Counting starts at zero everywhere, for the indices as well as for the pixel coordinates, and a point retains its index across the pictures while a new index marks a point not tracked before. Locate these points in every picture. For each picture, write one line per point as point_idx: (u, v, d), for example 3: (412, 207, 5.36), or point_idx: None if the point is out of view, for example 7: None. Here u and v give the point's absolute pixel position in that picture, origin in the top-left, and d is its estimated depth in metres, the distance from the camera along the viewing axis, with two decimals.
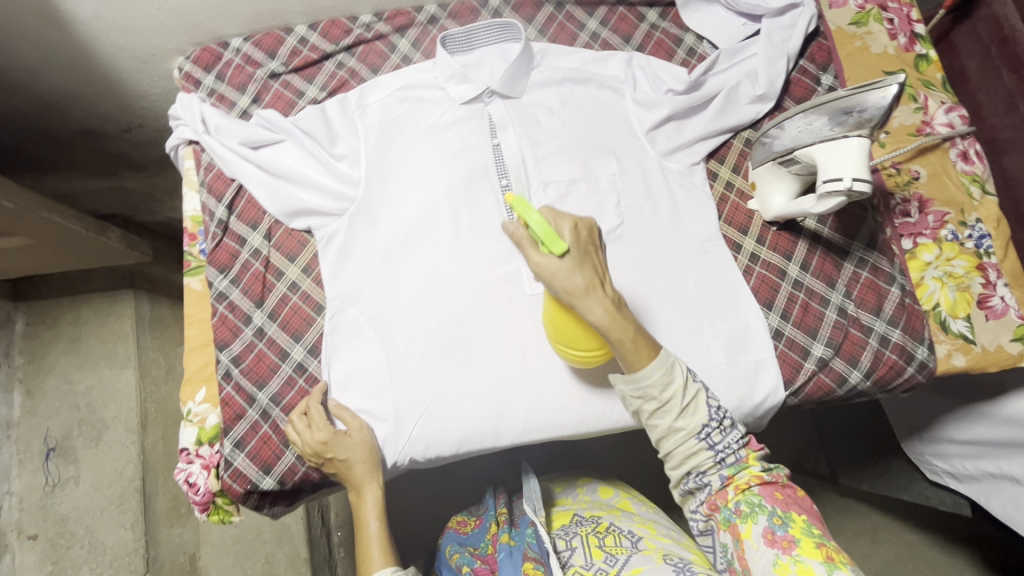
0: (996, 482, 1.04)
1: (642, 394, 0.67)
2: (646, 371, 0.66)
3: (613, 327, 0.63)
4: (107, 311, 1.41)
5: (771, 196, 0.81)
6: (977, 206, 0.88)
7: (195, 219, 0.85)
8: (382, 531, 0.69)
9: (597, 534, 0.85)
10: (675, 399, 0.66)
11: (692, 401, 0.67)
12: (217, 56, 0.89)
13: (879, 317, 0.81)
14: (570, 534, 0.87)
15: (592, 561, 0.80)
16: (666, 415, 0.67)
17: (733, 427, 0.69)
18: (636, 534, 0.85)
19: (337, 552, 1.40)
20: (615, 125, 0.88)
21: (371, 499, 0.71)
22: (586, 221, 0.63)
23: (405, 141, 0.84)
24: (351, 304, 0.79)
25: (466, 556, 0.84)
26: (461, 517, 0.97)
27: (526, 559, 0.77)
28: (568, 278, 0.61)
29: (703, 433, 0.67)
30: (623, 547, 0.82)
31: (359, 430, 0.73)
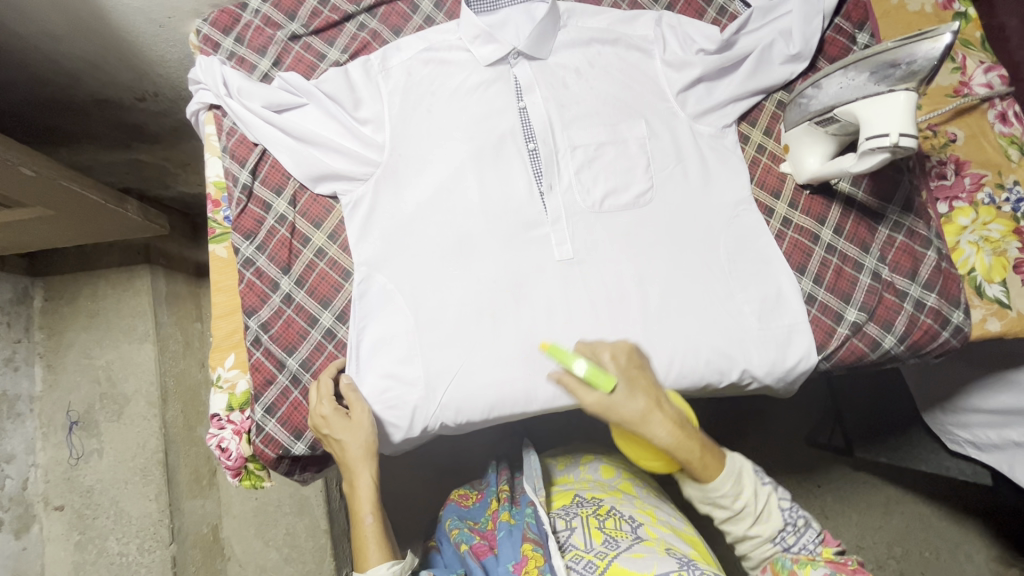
0: (1020, 450, 1.03)
1: (714, 502, 0.73)
2: (717, 483, 0.72)
3: (679, 446, 0.69)
4: (124, 286, 1.41)
5: (804, 158, 0.79)
6: (1015, 167, 0.86)
7: (218, 185, 0.84)
8: (376, 527, 0.70)
9: (597, 516, 0.85)
10: (747, 507, 0.73)
11: (765, 508, 0.74)
12: (235, 17, 0.86)
13: (915, 282, 0.80)
14: (571, 514, 0.88)
15: (592, 543, 0.82)
16: (740, 521, 0.74)
17: (808, 527, 0.76)
18: (636, 520, 0.85)
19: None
20: (644, 87, 0.86)
21: (365, 490, 0.70)
22: (623, 347, 0.73)
23: (429, 104, 0.83)
24: (378, 270, 0.78)
25: (466, 530, 0.87)
26: (463, 489, 1.00)
27: (526, 541, 0.80)
28: (626, 405, 0.68)
29: (777, 537, 0.75)
30: (624, 531, 0.83)
31: (358, 415, 0.71)
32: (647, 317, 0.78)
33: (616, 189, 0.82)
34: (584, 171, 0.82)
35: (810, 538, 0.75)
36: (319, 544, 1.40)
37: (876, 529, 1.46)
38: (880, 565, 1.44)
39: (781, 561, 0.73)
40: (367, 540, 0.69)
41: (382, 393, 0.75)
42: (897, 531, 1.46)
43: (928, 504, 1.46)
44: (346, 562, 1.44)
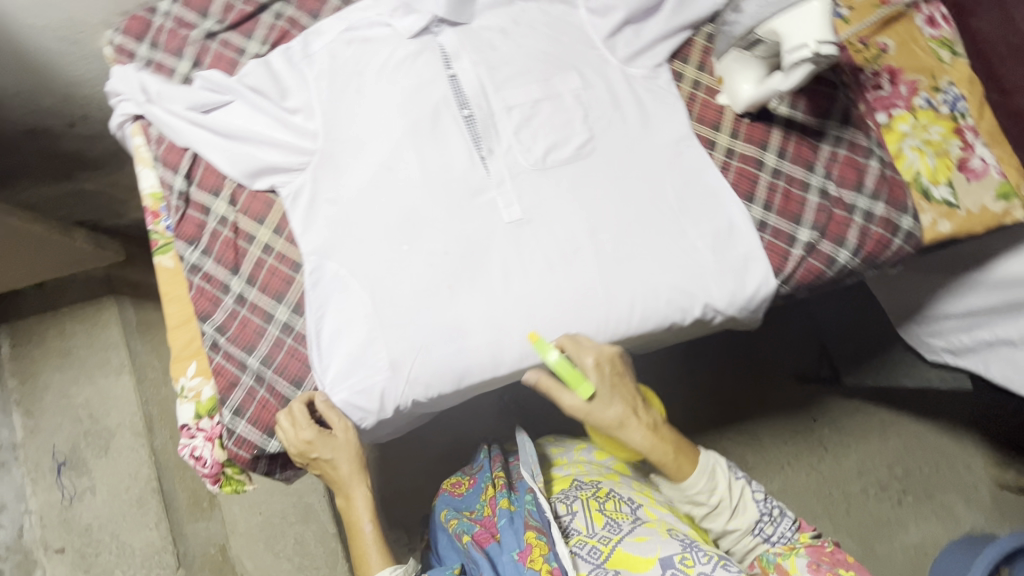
0: (994, 347, 1.05)
1: (692, 500, 0.81)
2: (692, 481, 0.80)
3: (653, 448, 0.79)
4: (92, 321, 1.39)
5: (739, 86, 0.79)
6: (949, 68, 0.87)
7: (155, 196, 0.82)
8: (374, 535, 0.77)
9: (596, 498, 0.88)
10: (725, 501, 0.80)
11: (740, 501, 0.81)
12: (147, 23, 0.84)
13: (861, 193, 0.80)
14: (571, 497, 0.90)
15: (594, 527, 0.85)
16: (720, 516, 0.81)
17: (784, 516, 0.82)
18: (636, 501, 0.88)
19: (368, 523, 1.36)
20: (573, 38, 0.85)
21: (361, 499, 0.77)
22: (608, 354, 0.75)
23: (358, 85, 0.81)
24: (328, 257, 0.77)
25: (465, 520, 0.89)
26: (455, 476, 1.01)
27: (528, 529, 0.83)
28: (606, 410, 0.77)
29: (756, 529, 0.81)
30: (624, 513, 0.86)
31: (344, 436, 0.74)
32: (602, 267, 0.78)
33: (557, 143, 0.81)
34: (522, 131, 0.82)
35: (787, 526, 0.82)
36: (330, 548, 1.36)
37: (876, 453, 1.49)
38: (884, 487, 1.47)
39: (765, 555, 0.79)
40: (369, 549, 0.76)
41: (348, 378, 0.74)
42: (896, 452, 1.49)
43: (920, 421, 1.50)
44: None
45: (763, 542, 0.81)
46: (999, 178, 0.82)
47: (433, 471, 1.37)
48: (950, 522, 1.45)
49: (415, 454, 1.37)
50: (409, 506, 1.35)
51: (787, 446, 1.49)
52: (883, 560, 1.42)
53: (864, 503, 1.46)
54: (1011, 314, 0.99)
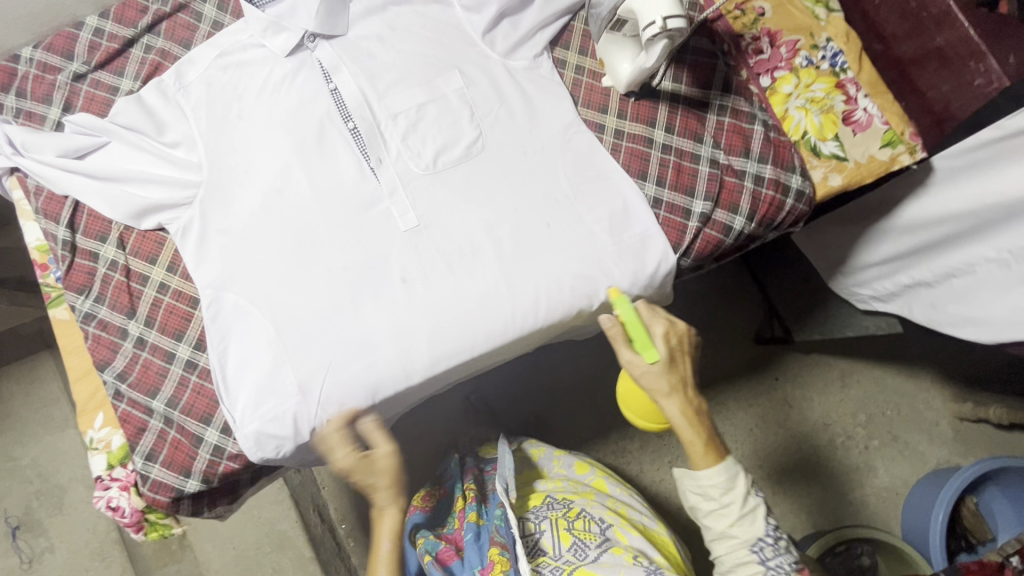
0: (913, 290, 1.06)
1: (703, 489, 0.72)
2: (708, 474, 0.71)
3: (685, 429, 0.72)
4: (30, 379, 1.36)
5: (617, 66, 0.80)
6: (826, 25, 0.88)
7: (41, 249, 0.80)
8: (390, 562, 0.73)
9: (566, 517, 0.89)
10: (734, 503, 0.72)
11: (750, 511, 0.72)
12: (10, 71, 0.81)
13: (749, 158, 0.82)
14: (540, 517, 0.91)
15: (561, 547, 0.86)
16: (723, 516, 0.72)
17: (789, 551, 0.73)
18: (606, 521, 0.89)
19: (344, 541, 1.29)
20: (452, 38, 0.84)
21: (390, 520, 0.71)
22: (680, 329, 0.74)
23: (238, 110, 0.80)
24: (225, 289, 0.76)
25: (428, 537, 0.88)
26: (427, 490, 1.01)
27: (493, 545, 0.84)
28: (653, 377, 0.72)
29: (756, 546, 0.72)
30: (593, 533, 0.87)
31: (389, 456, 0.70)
32: (504, 263, 0.78)
33: (446, 145, 0.81)
34: (410, 137, 0.81)
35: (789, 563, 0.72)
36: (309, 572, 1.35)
37: (838, 405, 1.52)
38: (850, 436, 1.50)
39: None
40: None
41: (258, 408, 0.73)
42: (856, 400, 1.52)
43: (875, 368, 1.53)
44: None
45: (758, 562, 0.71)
46: (884, 128, 0.83)
47: None
48: (916, 460, 1.49)
49: None
50: None
51: (751, 409, 1.50)
52: (853, 507, 1.46)
53: (833, 454, 1.49)
54: (926, 257, 1.00)
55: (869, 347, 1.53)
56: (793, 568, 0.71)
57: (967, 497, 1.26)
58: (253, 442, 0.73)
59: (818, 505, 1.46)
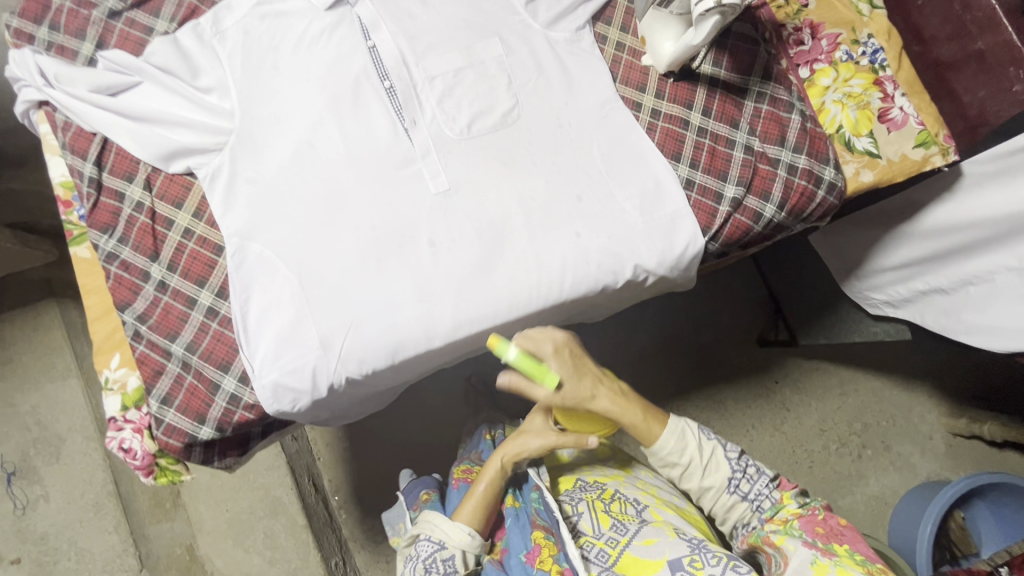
0: (928, 297, 1.06)
1: (666, 463, 0.83)
2: (662, 441, 0.81)
3: (623, 412, 0.81)
4: (33, 326, 1.34)
5: (660, 45, 0.79)
6: (868, 21, 0.88)
7: (66, 185, 0.80)
8: (486, 494, 0.88)
9: (602, 500, 0.89)
10: (694, 459, 0.82)
11: (711, 458, 0.83)
12: (45, 4, 0.80)
13: (784, 147, 0.81)
14: (576, 499, 0.91)
15: (601, 529, 0.86)
16: (694, 477, 0.83)
17: (763, 476, 0.83)
18: (641, 502, 0.89)
19: (338, 513, 1.35)
20: (492, 3, 0.83)
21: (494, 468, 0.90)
22: (562, 339, 0.78)
23: (275, 61, 0.79)
24: (250, 239, 0.75)
25: (434, 499, 0.98)
26: (463, 465, 1.05)
27: (536, 529, 0.86)
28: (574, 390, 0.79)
29: (731, 487, 0.82)
30: (630, 514, 0.87)
31: (551, 441, 0.88)
32: (532, 234, 0.77)
33: (481, 112, 0.80)
34: (445, 100, 0.80)
35: (765, 485, 0.82)
36: (302, 539, 1.33)
37: (838, 411, 1.53)
38: (844, 443, 1.52)
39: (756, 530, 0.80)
40: (467, 499, 0.88)
41: (277, 360, 0.72)
42: (856, 408, 1.53)
43: (878, 377, 1.54)
44: (336, 551, 1.32)
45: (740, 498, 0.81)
46: (919, 128, 0.83)
47: (399, 456, 1.37)
48: (908, 472, 1.51)
49: (385, 438, 1.38)
50: (380, 492, 1.36)
51: (752, 410, 1.51)
52: (848, 512, 1.48)
53: (827, 459, 1.50)
54: (946, 263, 1.00)
55: (873, 356, 1.54)
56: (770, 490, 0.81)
57: (956, 511, 1.27)
58: (270, 393, 0.72)
59: None
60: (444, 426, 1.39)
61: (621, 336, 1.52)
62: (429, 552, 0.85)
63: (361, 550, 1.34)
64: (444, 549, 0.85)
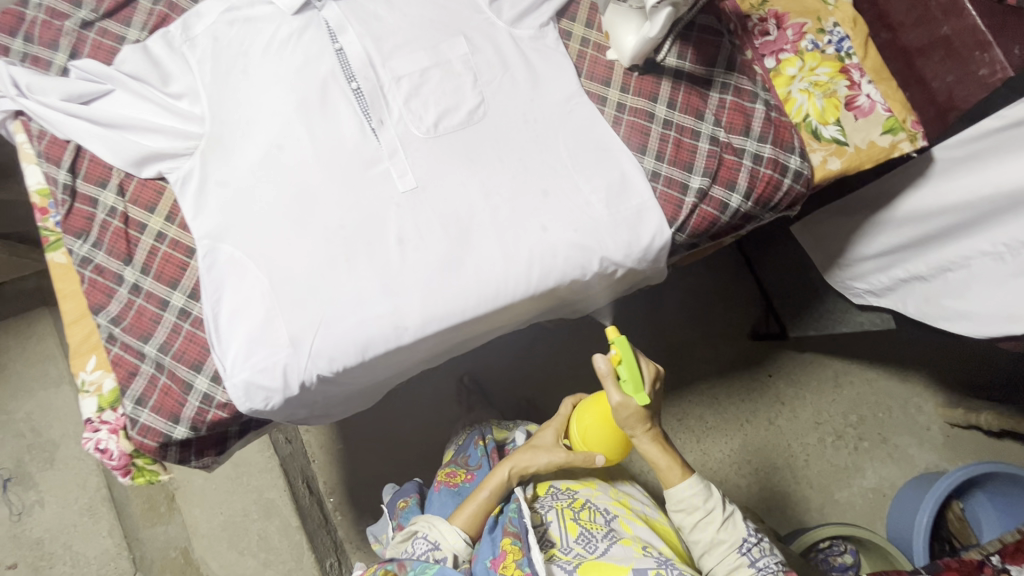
0: (908, 285, 1.06)
1: (685, 506, 0.86)
2: (681, 489, 0.86)
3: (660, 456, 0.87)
4: (27, 334, 1.37)
5: (623, 39, 0.80)
6: (834, 9, 0.88)
7: (42, 192, 0.81)
8: (487, 502, 0.90)
9: (572, 508, 0.90)
10: (716, 509, 0.85)
11: (730, 516, 0.86)
12: (19, 16, 0.82)
13: (750, 137, 0.82)
14: (546, 507, 0.92)
15: (568, 538, 0.87)
16: (710, 526, 0.85)
17: (773, 553, 0.83)
18: (610, 512, 0.90)
19: (334, 516, 1.38)
20: (457, 3, 0.84)
21: (499, 475, 0.92)
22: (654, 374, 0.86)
23: (244, 66, 0.80)
24: (222, 240, 0.76)
25: (412, 505, 1.01)
26: (448, 467, 1.05)
27: (506, 535, 0.84)
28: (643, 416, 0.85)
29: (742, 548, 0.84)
30: (598, 524, 0.88)
31: (562, 456, 0.92)
32: (499, 229, 0.78)
33: (447, 110, 0.81)
34: (412, 100, 0.81)
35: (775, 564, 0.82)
36: (295, 540, 1.32)
37: (830, 404, 1.52)
38: (839, 436, 1.51)
39: None
40: (469, 503, 0.90)
41: (249, 359, 0.73)
42: (848, 400, 1.53)
43: (871, 368, 1.53)
44: (330, 552, 1.33)
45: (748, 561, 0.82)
46: (886, 115, 0.83)
47: (391, 457, 1.38)
48: (903, 464, 1.50)
49: (377, 440, 1.39)
50: (372, 493, 1.37)
51: (744, 404, 1.51)
52: (841, 505, 1.47)
53: (822, 452, 1.50)
54: (924, 250, 1.00)
55: (862, 346, 1.54)
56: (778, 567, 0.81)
57: (953, 501, 1.27)
58: (244, 391, 0.73)
59: (804, 502, 1.46)
60: (435, 426, 1.40)
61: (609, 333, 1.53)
62: (424, 550, 0.87)
63: (356, 551, 1.37)
64: (438, 550, 0.86)
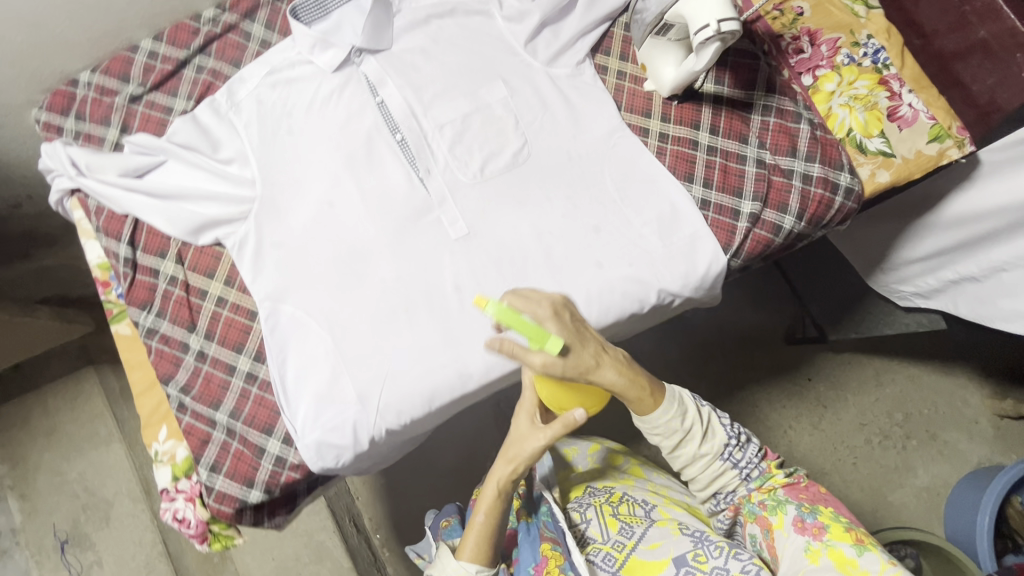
0: (958, 286, 1.05)
1: (661, 430, 0.76)
2: (657, 413, 0.74)
3: (627, 384, 0.68)
4: (75, 394, 1.38)
5: (661, 70, 0.81)
6: (866, 22, 0.88)
7: (102, 266, 0.83)
8: (486, 526, 0.78)
9: (610, 503, 0.87)
10: (695, 426, 0.76)
11: (708, 425, 0.77)
12: (69, 96, 0.85)
13: (796, 158, 0.82)
14: (584, 505, 0.88)
15: (609, 533, 0.83)
16: (689, 443, 0.76)
17: (751, 443, 0.78)
18: (649, 503, 0.86)
19: (382, 553, 1.35)
20: (493, 48, 0.86)
21: (488, 492, 0.78)
22: (560, 299, 0.62)
23: (291, 126, 0.82)
24: (282, 302, 0.77)
25: (456, 525, 0.91)
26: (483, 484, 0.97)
27: (544, 541, 0.83)
28: (576, 362, 0.62)
29: (724, 453, 0.77)
30: (638, 516, 0.84)
31: (544, 440, 0.73)
32: (553, 268, 0.78)
33: (492, 154, 0.82)
34: (457, 146, 0.82)
35: (753, 454, 0.79)
36: None
37: (874, 404, 1.50)
38: (887, 436, 1.48)
39: (748, 504, 0.77)
40: (471, 534, 0.78)
41: (319, 418, 0.74)
42: (893, 398, 1.50)
43: (916, 365, 1.51)
44: None
45: (731, 466, 0.77)
46: (931, 123, 0.83)
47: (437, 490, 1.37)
48: (955, 460, 1.46)
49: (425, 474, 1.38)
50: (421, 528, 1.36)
51: (787, 409, 1.49)
52: (896, 508, 1.43)
53: (871, 454, 1.47)
54: (974, 250, 0.99)
55: (904, 344, 1.51)
56: (759, 457, 0.78)
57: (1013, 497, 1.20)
58: (314, 451, 0.73)
59: (856, 507, 1.43)
60: (480, 456, 1.39)
61: (646, 349, 1.50)
62: None
63: None
64: None
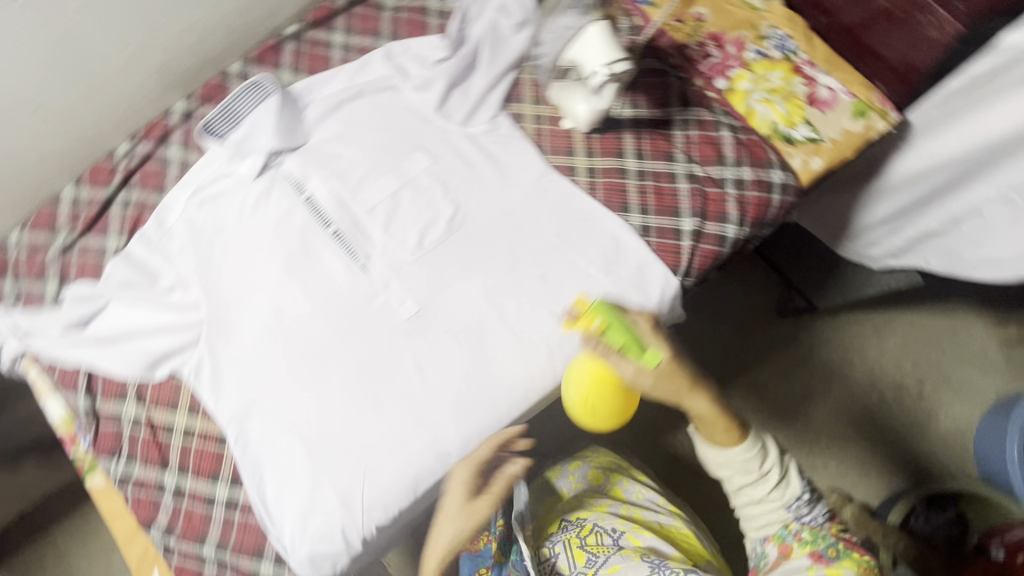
0: (924, 242, 1.03)
1: (736, 466, 0.71)
2: (737, 449, 0.70)
3: (714, 417, 0.70)
4: (83, 529, 1.36)
5: (573, 107, 0.82)
6: (766, 14, 0.89)
7: (65, 422, 0.81)
8: None
9: (579, 535, 0.83)
10: (775, 469, 0.71)
11: (786, 473, 0.73)
12: (3, 259, 0.85)
13: (726, 165, 0.81)
14: (554, 539, 0.84)
15: (577, 567, 0.80)
16: (763, 484, 0.72)
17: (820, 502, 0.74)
18: (618, 529, 0.82)
19: None
20: (407, 119, 0.86)
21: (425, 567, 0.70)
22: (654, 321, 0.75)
23: (225, 240, 0.82)
24: (248, 420, 0.76)
25: None
26: None
27: None
28: (670, 377, 0.70)
29: (792, 504, 0.72)
30: (605, 545, 0.80)
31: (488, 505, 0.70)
32: (510, 326, 0.77)
33: (427, 226, 0.81)
34: (391, 225, 0.82)
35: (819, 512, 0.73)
36: None
37: (879, 357, 1.44)
38: (900, 386, 1.41)
39: (782, 531, 0.72)
40: None
41: (306, 530, 0.72)
42: (897, 347, 1.44)
43: None
44: None
45: (792, 515, 0.72)
46: (851, 100, 0.83)
47: None
48: (974, 398, 1.40)
49: None
50: None
51: (794, 381, 1.42)
52: (926, 458, 1.36)
53: (889, 409, 1.40)
54: (929, 207, 0.98)
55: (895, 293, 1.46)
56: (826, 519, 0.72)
57: None
58: (307, 564, 0.72)
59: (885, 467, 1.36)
60: None
61: None
62: None
63: None
64: None
